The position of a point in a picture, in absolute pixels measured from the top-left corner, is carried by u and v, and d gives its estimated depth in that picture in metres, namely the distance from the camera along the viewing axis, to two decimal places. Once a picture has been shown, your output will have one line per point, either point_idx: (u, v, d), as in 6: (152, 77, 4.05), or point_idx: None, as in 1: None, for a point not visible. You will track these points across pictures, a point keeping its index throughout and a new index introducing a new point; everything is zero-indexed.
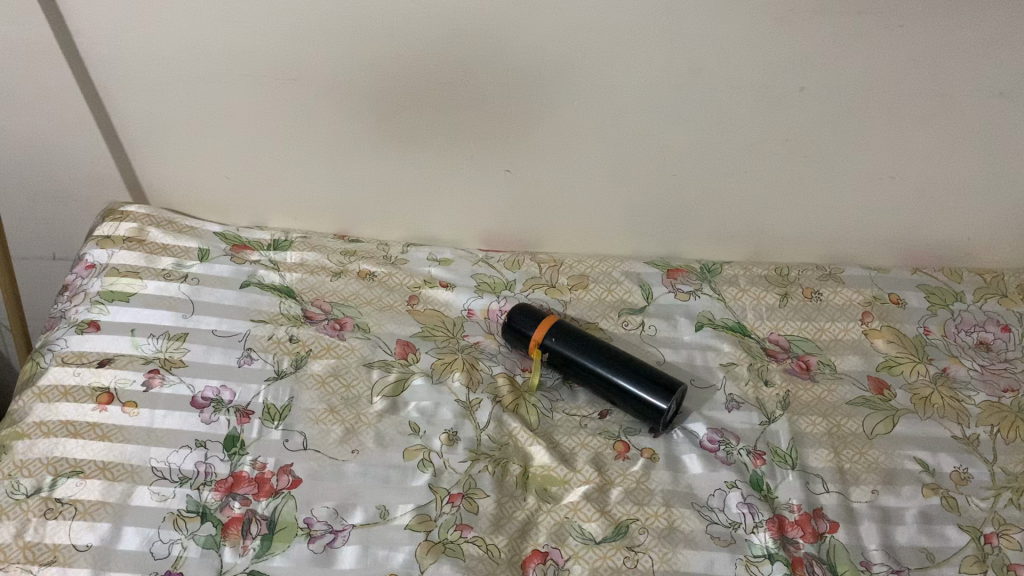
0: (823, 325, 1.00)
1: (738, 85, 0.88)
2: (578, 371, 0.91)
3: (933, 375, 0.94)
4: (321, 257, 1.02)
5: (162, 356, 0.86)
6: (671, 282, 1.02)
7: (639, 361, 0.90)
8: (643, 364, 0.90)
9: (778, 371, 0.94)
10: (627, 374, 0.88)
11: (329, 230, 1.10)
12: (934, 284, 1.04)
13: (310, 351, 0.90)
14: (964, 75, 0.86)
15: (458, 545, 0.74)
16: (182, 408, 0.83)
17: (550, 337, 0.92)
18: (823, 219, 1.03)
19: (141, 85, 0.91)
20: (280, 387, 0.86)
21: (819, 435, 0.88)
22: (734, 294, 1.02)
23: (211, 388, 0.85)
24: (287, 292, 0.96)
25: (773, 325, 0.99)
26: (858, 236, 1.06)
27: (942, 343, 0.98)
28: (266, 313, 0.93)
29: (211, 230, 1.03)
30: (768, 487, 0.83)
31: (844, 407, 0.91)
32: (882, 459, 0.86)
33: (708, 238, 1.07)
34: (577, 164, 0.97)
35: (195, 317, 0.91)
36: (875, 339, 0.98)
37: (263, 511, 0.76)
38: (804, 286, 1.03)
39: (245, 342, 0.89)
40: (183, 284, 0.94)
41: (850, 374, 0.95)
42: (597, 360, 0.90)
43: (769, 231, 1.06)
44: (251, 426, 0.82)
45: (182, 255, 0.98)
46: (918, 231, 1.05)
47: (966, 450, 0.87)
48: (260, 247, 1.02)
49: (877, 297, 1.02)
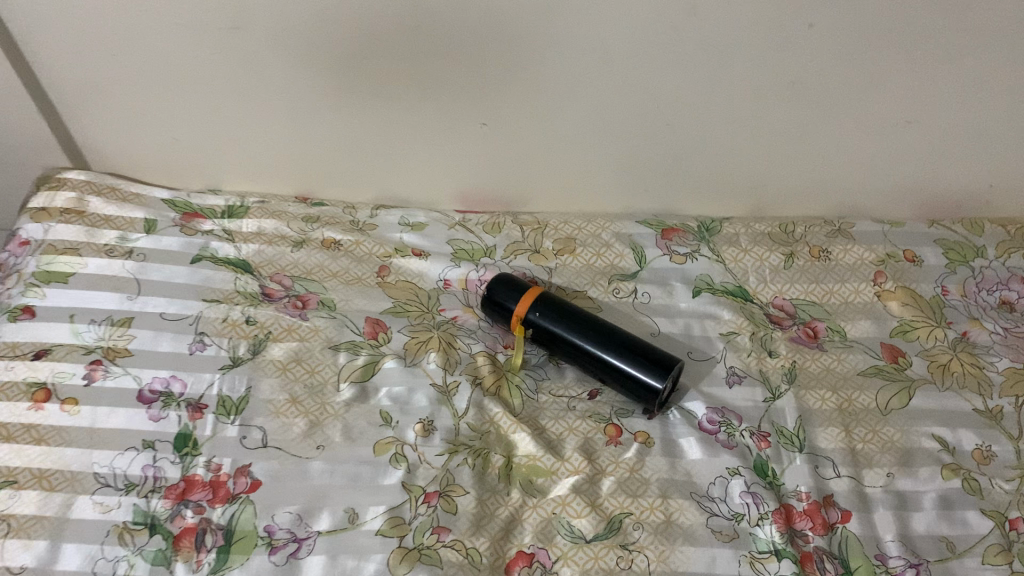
0: (832, 287, 0.90)
1: (739, 25, 0.77)
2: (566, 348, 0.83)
3: (952, 340, 0.86)
4: (280, 224, 0.92)
5: (105, 345, 0.78)
6: (666, 243, 0.93)
7: (633, 337, 0.82)
8: (637, 339, 0.81)
9: (783, 340, 0.87)
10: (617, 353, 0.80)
11: (289, 192, 1.00)
12: (953, 237, 0.93)
13: (269, 334, 0.81)
14: (996, 6, 0.76)
15: (435, 551, 0.68)
16: (127, 404, 0.75)
17: (533, 312, 0.83)
18: (832, 166, 0.94)
19: (64, 37, 0.81)
20: (236, 377, 0.78)
21: (828, 411, 0.81)
22: (735, 255, 0.92)
23: (160, 379, 0.77)
24: (242, 266, 0.87)
25: (777, 288, 0.90)
26: (871, 185, 0.96)
27: (960, 304, 0.89)
28: (219, 291, 0.84)
29: (158, 197, 0.93)
30: (774, 473, 0.76)
31: (856, 379, 0.84)
32: (897, 437, 0.79)
33: (706, 190, 0.97)
34: (559, 113, 0.87)
35: (142, 299, 0.82)
36: (889, 303, 0.89)
37: (218, 520, 0.69)
38: (812, 243, 0.93)
39: (196, 326, 0.81)
40: (128, 261, 0.85)
41: (862, 342, 0.87)
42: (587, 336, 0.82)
43: (772, 182, 0.96)
44: (204, 422, 0.74)
45: (126, 226, 0.89)
46: (935, 179, 0.95)
47: (989, 425, 0.80)
48: (213, 215, 0.92)
49: (891, 254, 0.92)
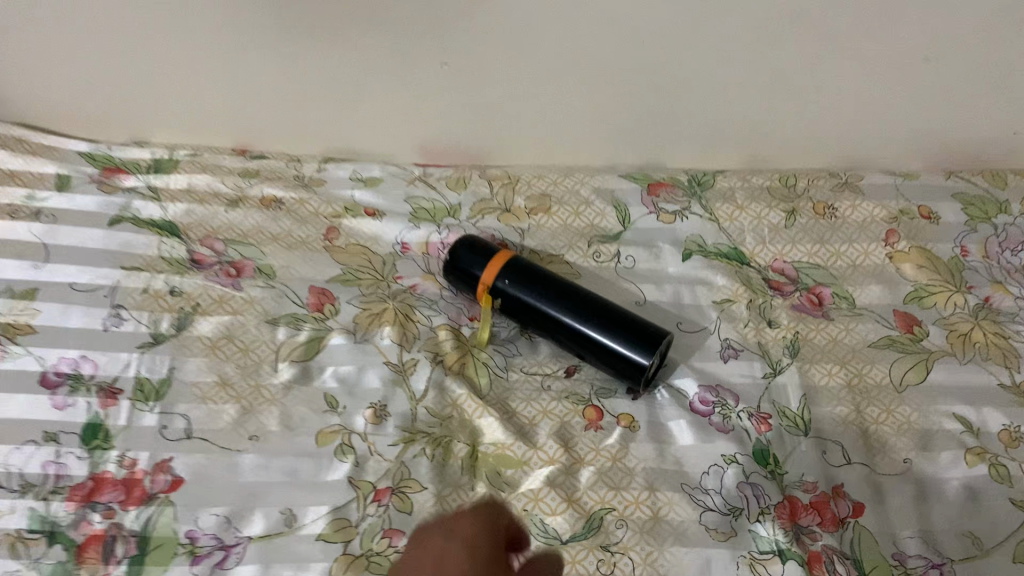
0: (838, 248, 0.80)
1: None
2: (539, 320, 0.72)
3: (973, 307, 0.77)
4: (213, 180, 0.81)
5: (3, 321, 0.67)
6: (653, 200, 0.82)
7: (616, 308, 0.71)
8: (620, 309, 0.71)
9: (784, 308, 0.77)
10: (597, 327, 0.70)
11: (227, 145, 0.88)
12: (973, 192, 0.83)
13: (197, 307, 0.71)
14: None
15: (384, 557, 0.58)
16: (27, 390, 0.64)
17: (503, 280, 0.73)
18: (838, 112, 0.83)
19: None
20: (157, 357, 0.67)
21: (836, 389, 0.72)
22: (729, 213, 0.82)
23: (67, 361, 0.66)
24: (168, 229, 0.76)
25: (777, 250, 0.80)
26: (881, 134, 0.86)
27: (981, 266, 0.79)
28: (140, 258, 0.73)
29: (75, 149, 0.82)
30: (776, 460, 0.67)
31: (867, 352, 0.74)
32: (914, 418, 0.70)
33: (697, 141, 0.87)
34: (531, 54, 0.76)
35: (50, 268, 0.71)
36: (902, 266, 0.79)
37: (132, 524, 0.58)
38: (815, 198, 0.83)
39: (113, 299, 0.70)
40: (35, 224, 0.74)
41: (873, 310, 0.77)
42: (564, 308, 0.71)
43: (772, 132, 0.86)
44: (118, 410, 0.64)
45: (36, 183, 0.77)
46: (953, 127, 0.85)
47: (1017, 403, 0.71)
48: (137, 170, 0.81)
49: (904, 211, 0.82)
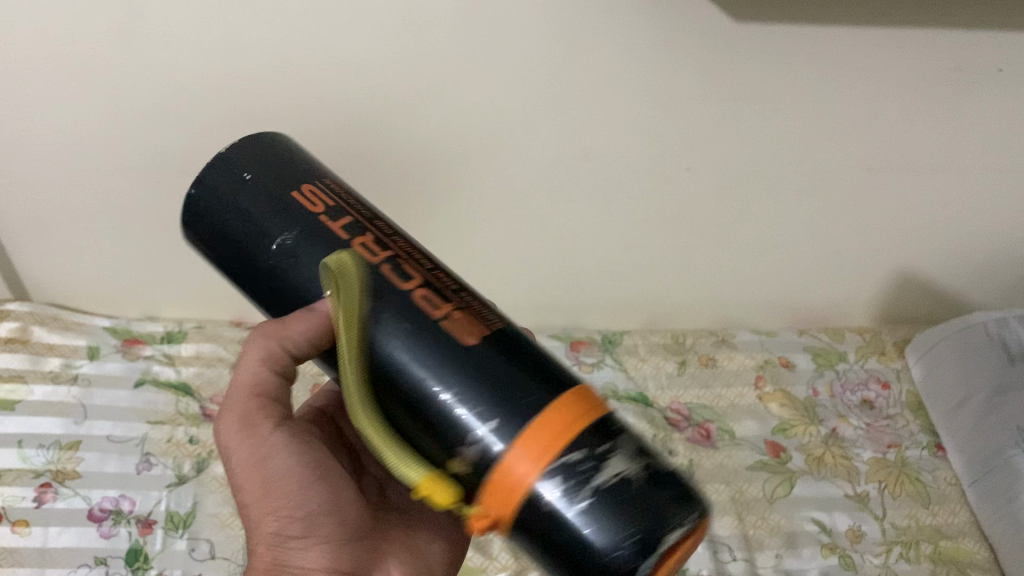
0: (721, 391, 1.03)
1: (626, 167, 0.90)
2: (625, 467, 0.41)
3: (824, 435, 0.99)
4: (217, 347, 0.99)
5: (54, 468, 0.83)
6: (574, 354, 1.05)
7: (263, 141, 0.52)
8: (308, 175, 0.51)
9: (681, 440, 0.97)
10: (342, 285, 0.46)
11: (224, 317, 1.08)
12: (820, 345, 1.09)
13: (212, 452, 0.88)
14: (839, 152, 0.91)
15: None
16: (78, 523, 0.79)
17: (520, 482, 0.40)
18: (717, 283, 1.07)
19: (22, 166, 0.87)
20: (182, 492, 0.83)
21: (723, 502, 0.91)
22: (635, 364, 1.05)
23: (109, 499, 0.82)
24: (183, 388, 0.94)
25: (672, 394, 1.02)
26: (747, 300, 1.10)
27: (829, 403, 1.02)
28: (162, 413, 0.91)
29: (99, 324, 0.99)
30: (679, 559, 0.85)
31: (745, 473, 0.95)
32: (782, 522, 0.90)
33: (605, 307, 1.10)
34: (471, 241, 0.99)
35: (88, 423, 0.88)
36: (770, 403, 1.02)
37: None
38: (700, 352, 1.07)
39: (142, 447, 0.87)
40: (74, 386, 0.91)
41: (749, 440, 0.98)
42: (346, 227, 0.49)
43: (663, 301, 1.10)
44: (154, 537, 0.79)
45: (70, 353, 0.94)
46: (801, 296, 1.10)
47: (859, 507, 0.92)
48: (152, 340, 0.99)
49: (768, 360, 1.06)
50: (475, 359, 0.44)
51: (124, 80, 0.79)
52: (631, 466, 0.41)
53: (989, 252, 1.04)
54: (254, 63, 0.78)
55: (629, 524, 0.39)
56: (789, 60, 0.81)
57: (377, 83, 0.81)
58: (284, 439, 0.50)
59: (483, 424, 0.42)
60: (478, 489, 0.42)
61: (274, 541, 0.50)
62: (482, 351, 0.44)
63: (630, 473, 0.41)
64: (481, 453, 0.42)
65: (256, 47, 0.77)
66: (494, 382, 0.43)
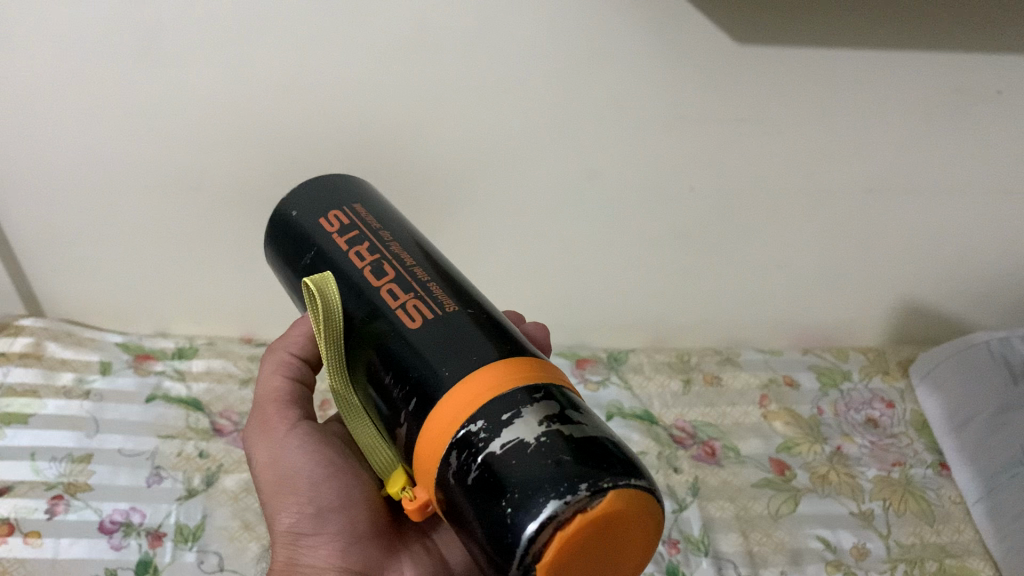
0: (726, 409, 1.04)
1: (631, 187, 0.92)
2: (543, 430, 0.39)
3: (828, 454, 0.99)
4: (227, 363, 1.01)
5: (66, 481, 0.84)
6: (580, 372, 1.06)
7: (329, 180, 0.59)
8: (347, 202, 0.56)
9: (686, 458, 0.98)
10: (316, 296, 0.50)
11: (234, 334, 1.10)
12: (824, 364, 1.10)
13: (221, 466, 0.89)
14: (841, 173, 0.92)
15: None
16: (89, 535, 0.80)
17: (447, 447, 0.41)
18: (721, 303, 1.08)
19: (40, 185, 0.89)
20: (191, 506, 0.84)
21: (727, 518, 0.92)
22: (641, 382, 1.06)
23: (120, 511, 0.82)
24: (194, 404, 0.95)
25: (678, 412, 1.03)
26: (751, 320, 1.11)
27: (833, 422, 1.03)
28: (173, 428, 0.92)
29: (112, 340, 1.01)
30: None
31: (750, 490, 0.95)
32: (787, 540, 0.90)
33: (611, 327, 1.12)
34: (479, 261, 1.00)
35: (100, 437, 0.89)
36: (775, 422, 1.03)
37: None
38: (705, 371, 1.09)
39: (153, 460, 0.88)
40: (87, 401, 0.92)
41: (755, 458, 0.99)
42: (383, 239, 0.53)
43: (669, 321, 1.11)
44: (163, 549, 0.80)
45: (82, 369, 0.96)
46: (805, 316, 1.11)
47: (863, 526, 0.92)
48: (164, 356, 1.00)
49: (773, 379, 1.08)
50: (426, 341, 0.45)
51: (141, 101, 0.81)
52: (544, 431, 0.39)
53: (990, 274, 1.05)
54: (267, 84, 0.80)
55: (517, 482, 0.37)
56: (790, 82, 0.83)
57: (387, 103, 0.82)
58: (296, 439, 0.56)
59: (443, 365, 0.43)
60: (414, 464, 0.44)
61: (289, 540, 0.54)
62: (456, 317, 0.46)
63: (543, 436, 0.38)
64: (416, 428, 0.43)
65: (270, 67, 0.79)
66: (438, 358, 0.44)
